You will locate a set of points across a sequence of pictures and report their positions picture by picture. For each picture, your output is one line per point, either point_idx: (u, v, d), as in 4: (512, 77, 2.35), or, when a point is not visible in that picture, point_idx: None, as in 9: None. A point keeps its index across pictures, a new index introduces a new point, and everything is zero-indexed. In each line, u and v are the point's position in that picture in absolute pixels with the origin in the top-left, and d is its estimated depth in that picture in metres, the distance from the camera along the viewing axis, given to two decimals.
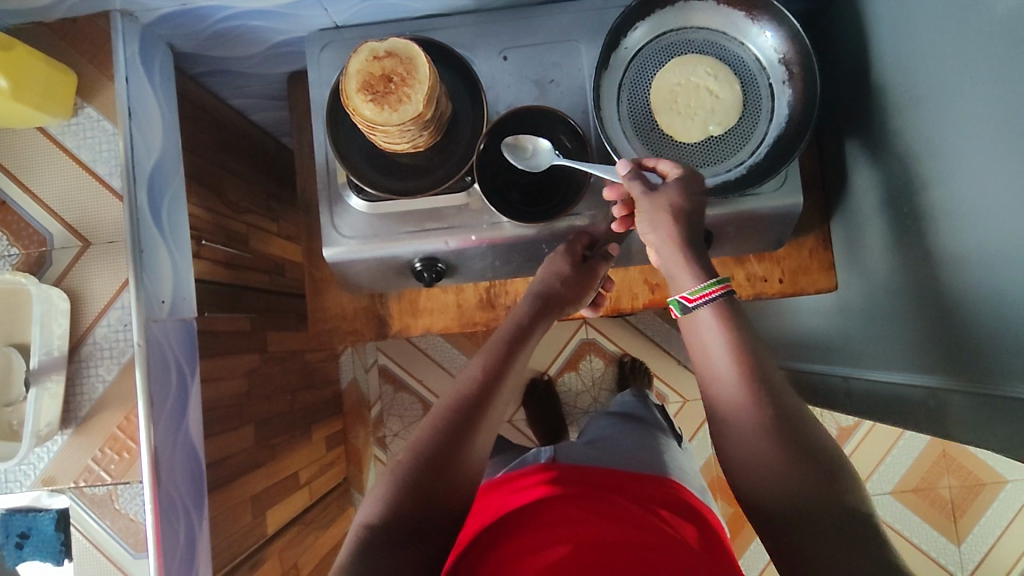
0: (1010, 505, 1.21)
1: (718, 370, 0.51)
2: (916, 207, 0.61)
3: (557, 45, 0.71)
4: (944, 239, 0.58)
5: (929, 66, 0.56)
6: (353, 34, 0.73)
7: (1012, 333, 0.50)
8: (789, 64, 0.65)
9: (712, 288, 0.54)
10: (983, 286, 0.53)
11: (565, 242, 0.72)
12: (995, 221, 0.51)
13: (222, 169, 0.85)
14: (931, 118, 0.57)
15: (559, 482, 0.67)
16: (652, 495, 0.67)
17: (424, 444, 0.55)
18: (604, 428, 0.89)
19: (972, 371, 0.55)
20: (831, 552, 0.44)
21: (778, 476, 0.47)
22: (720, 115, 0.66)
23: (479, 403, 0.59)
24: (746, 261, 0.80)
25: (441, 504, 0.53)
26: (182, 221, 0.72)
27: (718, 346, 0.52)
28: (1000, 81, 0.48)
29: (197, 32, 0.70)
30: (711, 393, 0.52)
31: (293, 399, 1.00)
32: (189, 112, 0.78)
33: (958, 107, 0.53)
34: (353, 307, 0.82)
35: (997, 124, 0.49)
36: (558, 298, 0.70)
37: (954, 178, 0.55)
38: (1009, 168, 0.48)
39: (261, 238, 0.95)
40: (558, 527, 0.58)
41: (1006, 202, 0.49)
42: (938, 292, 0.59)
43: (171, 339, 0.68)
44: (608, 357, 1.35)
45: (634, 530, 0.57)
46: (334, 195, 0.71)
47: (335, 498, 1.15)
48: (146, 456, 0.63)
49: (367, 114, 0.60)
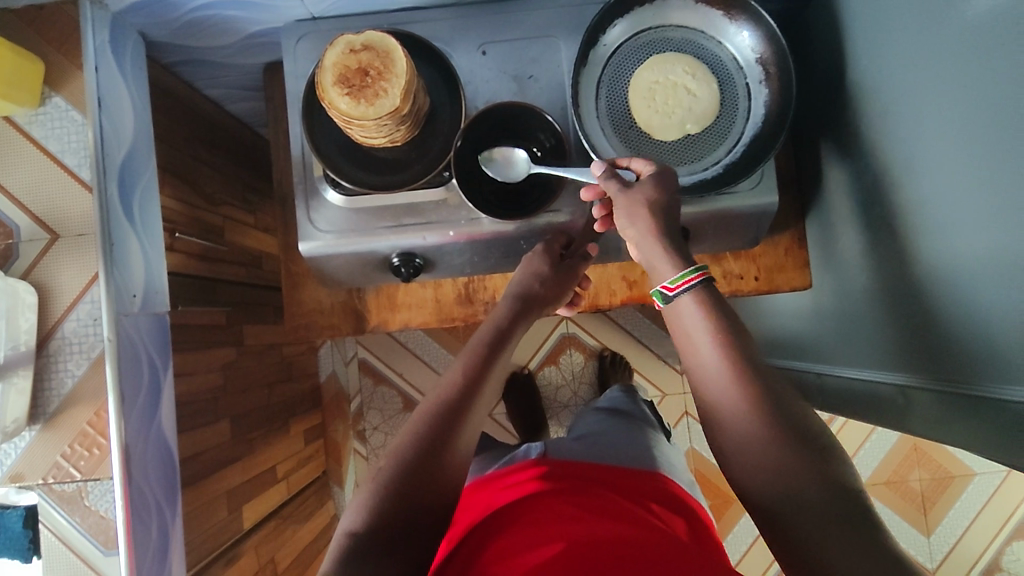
0: (978, 497, 1.24)
1: (703, 356, 0.51)
2: (888, 208, 0.62)
3: (536, 41, 0.70)
4: (916, 240, 0.58)
5: (904, 68, 0.56)
6: (329, 26, 0.72)
7: (975, 333, 0.51)
8: (766, 63, 0.65)
9: (692, 275, 0.53)
10: (952, 286, 0.53)
11: (543, 241, 0.72)
12: (967, 221, 0.51)
13: (197, 160, 0.84)
14: (904, 118, 0.57)
15: (548, 477, 0.68)
16: (637, 490, 0.68)
17: (408, 449, 0.55)
18: (593, 424, 0.89)
19: (936, 368, 0.56)
20: (828, 537, 0.43)
21: (768, 460, 0.47)
22: (698, 113, 0.66)
23: (463, 407, 0.59)
24: (722, 259, 0.81)
25: (423, 505, 0.53)
26: (155, 215, 0.71)
27: (702, 333, 0.52)
28: (972, 84, 0.48)
29: (171, 20, 0.69)
30: (696, 378, 0.52)
31: (271, 393, 0.99)
32: (162, 101, 0.76)
33: (930, 109, 0.54)
34: (330, 301, 0.81)
35: (971, 126, 0.49)
36: (537, 297, 0.70)
37: (928, 178, 0.55)
38: (982, 170, 0.48)
39: (237, 230, 0.94)
40: (547, 523, 0.58)
41: (979, 203, 0.49)
42: (909, 293, 0.60)
43: (143, 333, 0.66)
44: (588, 351, 1.35)
45: (625, 525, 0.57)
46: (310, 189, 0.70)
47: (313, 492, 1.15)
48: (117, 451, 0.61)
49: (343, 107, 0.60)
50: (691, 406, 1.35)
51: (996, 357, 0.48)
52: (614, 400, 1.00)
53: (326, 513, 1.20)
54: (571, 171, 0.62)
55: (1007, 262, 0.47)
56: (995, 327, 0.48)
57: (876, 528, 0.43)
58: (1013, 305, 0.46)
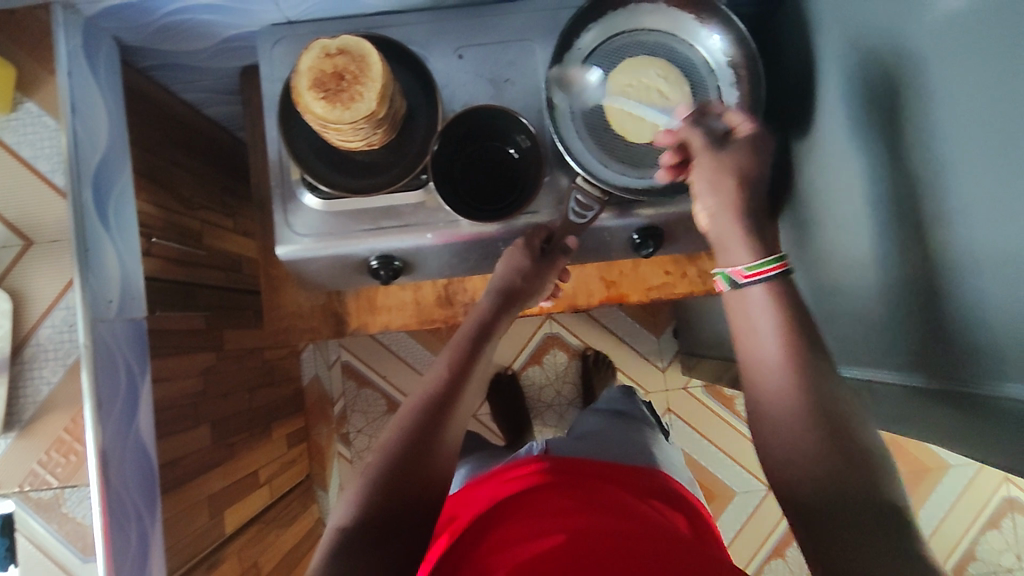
0: (953, 488, 1.27)
1: (760, 342, 0.53)
2: (850, 206, 0.63)
3: (511, 45, 0.71)
4: (879, 236, 0.58)
5: (868, 67, 0.57)
6: (305, 30, 0.72)
7: (952, 328, 0.50)
8: (736, 66, 0.67)
9: (767, 266, 0.55)
10: (909, 283, 0.55)
11: (522, 236, 0.70)
12: (936, 215, 0.50)
13: (174, 164, 0.84)
14: (864, 116, 0.58)
15: (550, 472, 0.68)
16: (640, 489, 0.68)
17: (395, 446, 0.56)
18: (592, 423, 0.91)
19: (915, 364, 0.55)
20: (848, 532, 0.43)
21: (794, 440, 0.49)
22: (670, 116, 0.67)
23: (448, 404, 0.60)
24: (698, 259, 0.81)
25: (410, 498, 0.53)
26: (130, 220, 0.71)
27: (766, 322, 0.54)
28: (936, 79, 0.49)
29: (145, 25, 0.69)
30: (749, 366, 0.54)
31: (252, 397, 0.99)
32: (137, 105, 0.76)
33: (894, 105, 0.54)
34: (310, 305, 0.81)
35: (940, 118, 0.49)
36: (519, 291, 0.70)
37: (886, 177, 0.56)
38: (952, 162, 0.48)
39: (216, 234, 0.93)
40: (551, 520, 0.58)
41: (947, 195, 0.49)
42: (880, 290, 0.60)
43: (120, 340, 0.66)
44: (572, 350, 1.36)
45: (627, 522, 0.58)
46: (288, 193, 0.70)
47: (298, 496, 1.15)
48: (94, 457, 0.61)
49: (318, 111, 0.60)
50: (674, 403, 1.36)
51: (982, 349, 0.47)
52: (614, 398, 1.00)
53: (312, 516, 1.20)
54: (651, 111, 0.67)
55: (982, 255, 0.46)
56: (964, 321, 0.48)
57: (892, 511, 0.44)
58: (995, 297, 0.45)
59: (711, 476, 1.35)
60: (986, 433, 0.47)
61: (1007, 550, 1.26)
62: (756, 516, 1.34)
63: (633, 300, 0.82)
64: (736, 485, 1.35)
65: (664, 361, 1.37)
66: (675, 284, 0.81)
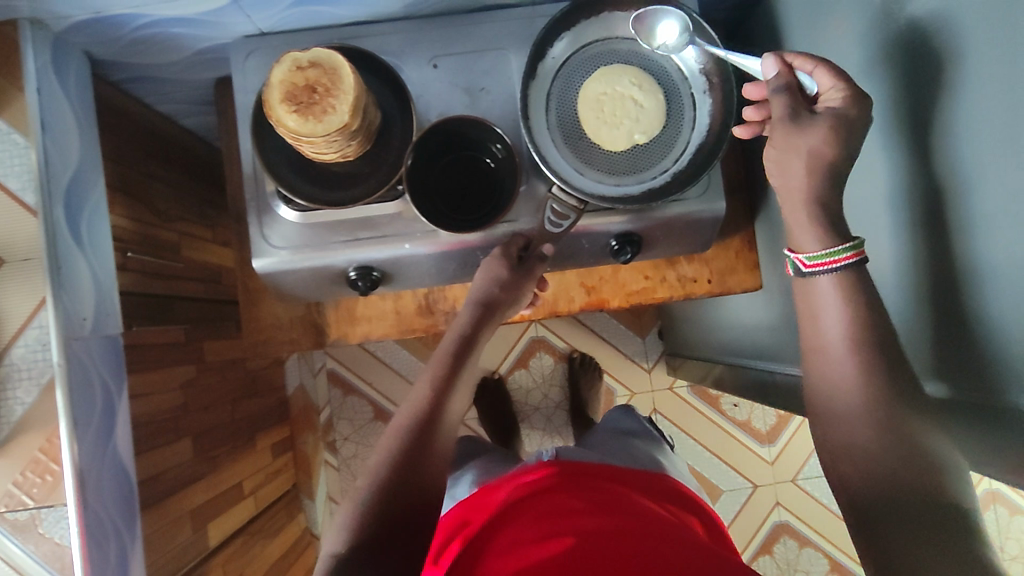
0: None
1: (826, 333, 0.54)
2: (864, 208, 0.61)
3: (486, 53, 0.71)
4: (897, 242, 0.56)
5: (870, 71, 0.57)
6: (278, 41, 0.72)
7: (960, 333, 0.50)
8: (709, 74, 0.67)
9: (839, 256, 0.53)
10: (921, 287, 0.54)
11: (501, 245, 0.70)
12: (974, 220, 0.46)
13: (149, 176, 0.83)
14: (886, 118, 0.55)
15: (568, 477, 0.73)
16: (647, 493, 0.74)
17: (384, 474, 0.55)
18: (603, 441, 0.96)
19: (950, 376, 0.52)
20: (906, 532, 0.45)
21: (855, 436, 0.50)
22: (645, 124, 0.67)
23: (433, 428, 0.60)
24: (676, 263, 0.81)
25: (409, 508, 0.54)
26: (103, 235, 0.70)
27: (831, 314, 0.54)
28: (965, 80, 0.45)
29: (115, 39, 0.68)
30: (815, 353, 0.54)
31: (235, 408, 0.99)
32: (110, 118, 0.76)
33: (915, 106, 0.51)
34: (289, 316, 0.81)
35: (971, 120, 0.45)
36: (498, 303, 0.70)
37: (889, 178, 0.56)
38: (987, 166, 0.44)
39: (194, 246, 0.93)
40: (558, 515, 0.64)
41: (974, 205, 0.46)
42: (900, 297, 0.58)
43: (95, 358, 0.65)
44: (558, 354, 1.37)
45: (648, 526, 0.62)
46: (262, 205, 0.70)
47: (284, 505, 1.14)
48: (71, 477, 0.61)
49: (291, 125, 0.60)
50: (661, 403, 1.37)
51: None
52: (616, 418, 1.04)
53: (299, 525, 1.19)
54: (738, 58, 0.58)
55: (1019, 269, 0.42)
56: (995, 333, 0.46)
57: (945, 510, 0.45)
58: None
59: (698, 475, 1.36)
60: (1001, 443, 0.46)
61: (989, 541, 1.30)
62: (743, 513, 1.35)
63: (613, 305, 0.82)
64: (723, 484, 1.36)
65: (650, 362, 1.38)
66: (655, 289, 0.81)
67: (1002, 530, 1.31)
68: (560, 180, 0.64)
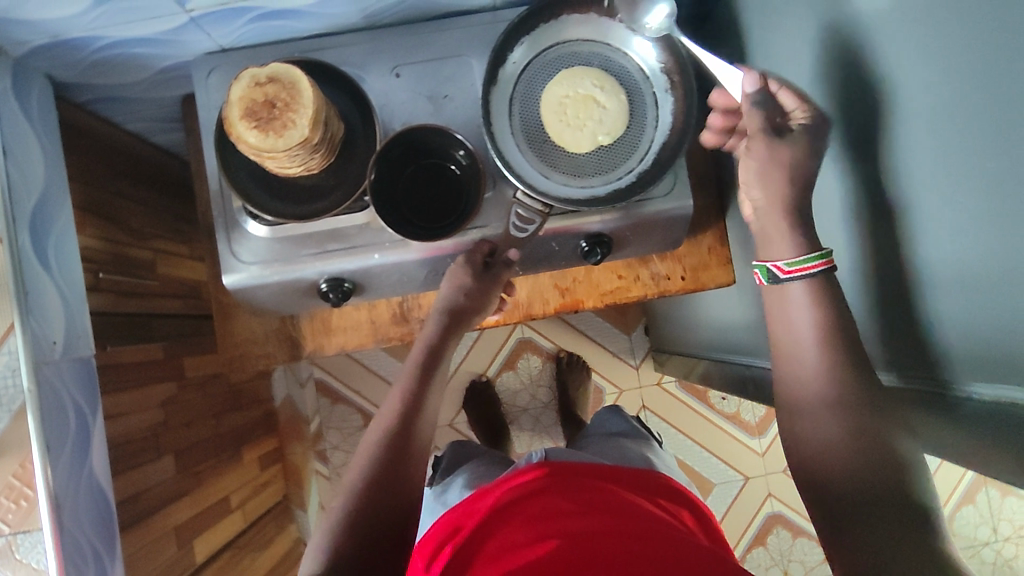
0: None
1: (791, 333, 0.54)
2: (826, 200, 0.61)
3: (448, 61, 0.71)
4: (856, 235, 0.57)
5: (823, 64, 0.57)
6: (240, 57, 0.72)
7: (918, 330, 0.50)
8: (669, 72, 0.68)
9: (813, 261, 0.54)
10: (878, 280, 0.55)
11: (464, 254, 0.70)
12: (924, 214, 0.47)
13: (119, 195, 0.83)
14: (841, 112, 0.56)
15: (554, 477, 0.73)
16: (634, 489, 0.75)
17: (358, 490, 0.55)
18: (597, 444, 0.95)
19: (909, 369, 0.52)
20: (878, 519, 0.45)
21: (823, 428, 0.50)
22: (608, 125, 0.68)
23: (405, 442, 0.60)
24: (649, 261, 0.81)
25: (388, 516, 0.54)
26: (71, 258, 0.70)
27: (795, 310, 0.54)
28: (914, 72, 0.45)
29: (76, 62, 0.68)
30: (785, 349, 0.55)
31: (218, 422, 0.99)
32: (76, 140, 0.76)
33: (866, 99, 0.51)
34: (264, 330, 0.80)
35: (915, 115, 0.45)
36: (464, 311, 0.71)
37: (845, 172, 0.56)
38: (933, 161, 0.44)
39: (169, 262, 0.94)
40: (541, 518, 0.64)
41: (922, 200, 0.47)
42: (863, 289, 0.58)
43: (68, 382, 0.65)
44: (544, 354, 1.37)
45: (629, 523, 0.62)
46: (230, 221, 0.70)
47: (273, 518, 1.14)
48: (46, 500, 0.60)
49: (251, 140, 0.60)
50: (648, 399, 1.37)
51: (985, 355, 0.43)
52: (607, 418, 1.04)
53: (290, 536, 1.19)
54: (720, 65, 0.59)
55: (972, 262, 0.43)
56: (955, 324, 0.45)
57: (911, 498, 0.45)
58: (991, 308, 0.42)
59: (688, 470, 1.36)
60: (961, 434, 0.46)
61: (982, 523, 1.30)
62: (735, 506, 1.35)
63: (588, 306, 0.82)
64: (714, 477, 1.36)
65: (636, 358, 1.38)
66: (628, 288, 0.82)
67: (994, 512, 1.31)
68: (523, 185, 0.64)
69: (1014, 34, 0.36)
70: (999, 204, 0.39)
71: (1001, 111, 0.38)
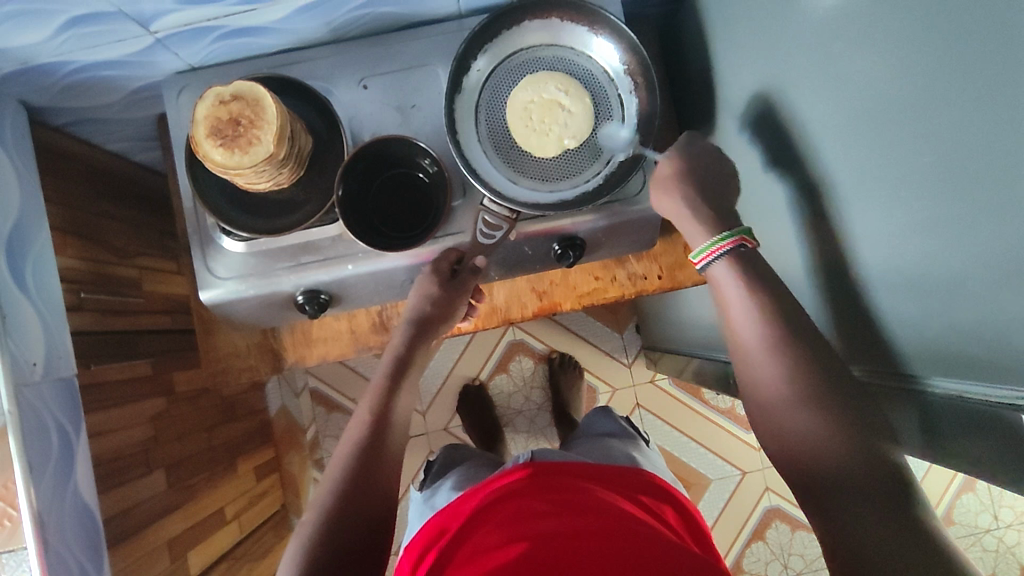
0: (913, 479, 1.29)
1: (744, 331, 0.56)
2: (790, 196, 0.61)
3: (415, 70, 0.72)
4: (820, 229, 0.57)
5: (782, 60, 0.57)
6: (210, 75, 0.73)
7: (886, 324, 0.50)
8: (634, 74, 0.68)
9: (713, 247, 0.60)
10: (845, 274, 0.55)
11: (431, 262, 0.71)
12: (883, 214, 0.47)
13: (101, 215, 0.84)
14: (802, 107, 0.56)
15: (542, 477, 0.73)
16: (618, 489, 0.74)
17: (331, 502, 0.56)
18: (585, 444, 0.96)
19: (878, 365, 0.53)
20: (850, 509, 0.45)
21: (792, 419, 0.51)
22: (574, 129, 0.67)
23: (381, 452, 0.61)
24: (625, 261, 0.81)
25: (365, 519, 0.56)
26: (50, 280, 0.72)
27: (741, 306, 0.57)
28: (874, 63, 0.45)
29: (48, 86, 0.69)
30: (741, 350, 0.57)
31: (211, 434, 1.00)
32: (54, 163, 0.77)
33: (827, 94, 0.51)
34: (246, 343, 0.81)
35: (875, 115, 0.46)
36: (433, 318, 0.72)
37: (810, 166, 0.56)
38: (890, 160, 0.45)
39: (155, 279, 0.95)
40: (518, 519, 0.64)
41: (883, 194, 0.47)
42: (829, 283, 0.58)
43: (49, 402, 0.67)
44: (537, 356, 1.37)
45: (613, 522, 0.62)
46: (205, 238, 0.71)
47: (271, 527, 1.15)
48: (31, 519, 0.62)
49: (217, 158, 0.61)
50: (643, 397, 1.37)
51: (943, 351, 0.45)
52: (596, 419, 1.04)
53: None
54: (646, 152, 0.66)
55: (935, 260, 0.43)
56: (923, 317, 0.46)
57: (879, 493, 0.45)
58: (948, 307, 0.43)
59: (684, 466, 1.36)
60: (932, 428, 0.47)
61: (982, 511, 1.30)
62: (733, 501, 1.35)
63: (566, 308, 0.83)
64: (710, 473, 1.35)
65: (629, 357, 1.38)
66: (605, 289, 0.82)
67: (995, 500, 1.30)
68: (490, 194, 0.65)
69: (966, 37, 0.36)
70: (950, 204, 0.40)
71: (952, 115, 0.38)
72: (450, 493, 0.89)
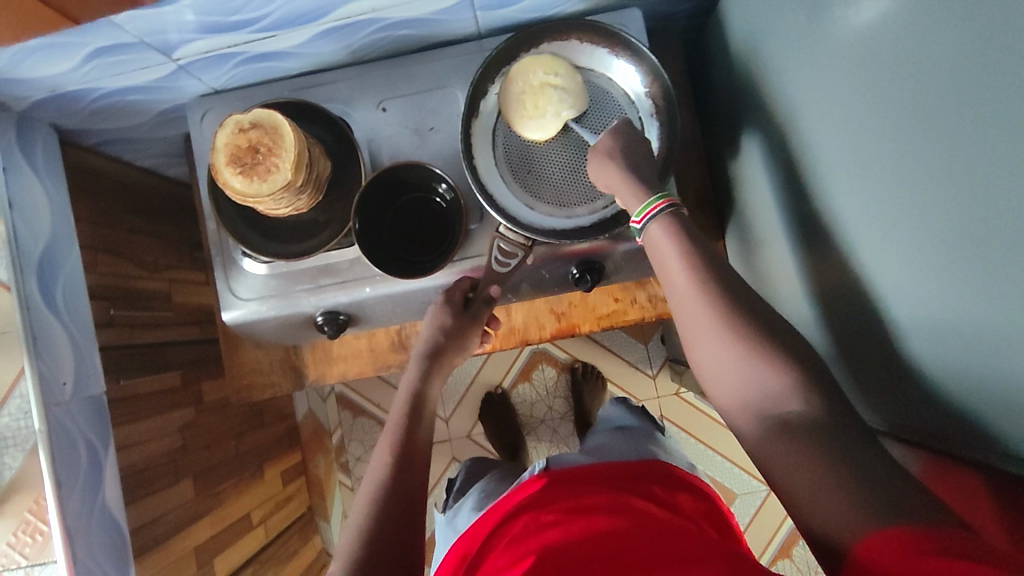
0: None
1: (674, 279, 0.55)
2: (815, 227, 0.59)
3: (433, 93, 0.71)
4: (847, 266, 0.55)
5: (807, 87, 0.55)
6: (232, 97, 0.74)
7: (916, 375, 0.48)
8: (655, 96, 0.67)
9: (650, 207, 0.58)
10: (871, 314, 0.52)
11: (446, 290, 0.71)
12: (909, 260, 0.45)
13: (133, 231, 0.87)
14: (827, 139, 0.54)
15: (556, 485, 0.72)
16: (633, 485, 0.71)
17: (356, 541, 0.56)
18: (604, 437, 0.94)
19: (913, 413, 0.51)
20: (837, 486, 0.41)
21: (769, 399, 0.48)
22: (570, 100, 0.65)
23: (397, 484, 0.61)
24: (646, 284, 0.80)
25: (393, 552, 0.55)
26: (80, 300, 0.74)
27: (676, 261, 0.55)
28: (901, 101, 0.43)
29: (77, 111, 0.71)
30: (679, 304, 0.54)
31: (240, 441, 1.02)
32: (85, 182, 0.79)
33: (854, 129, 0.49)
34: (269, 359, 0.83)
35: (900, 155, 0.44)
36: (444, 347, 0.72)
37: (835, 202, 0.54)
38: (914, 205, 0.43)
39: (183, 291, 0.97)
40: (530, 536, 0.63)
41: (909, 240, 0.45)
42: (856, 321, 0.55)
43: (79, 419, 0.69)
44: (560, 365, 1.36)
45: (628, 525, 0.61)
46: (228, 260, 0.72)
47: (297, 530, 1.17)
48: (58, 533, 0.65)
49: (237, 186, 0.61)
50: (668, 409, 1.35)
51: (978, 409, 0.42)
52: (615, 413, 1.01)
53: (314, 547, 1.23)
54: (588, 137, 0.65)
55: (966, 317, 0.41)
56: (956, 374, 0.43)
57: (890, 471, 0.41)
58: (983, 369, 0.41)
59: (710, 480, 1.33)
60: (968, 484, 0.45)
61: None
62: (760, 516, 1.32)
63: (585, 329, 0.82)
64: (737, 487, 1.33)
65: (653, 368, 1.36)
66: (625, 311, 0.81)
67: None
68: (505, 221, 0.64)
69: (999, 88, 0.34)
70: (975, 257, 0.38)
71: (981, 168, 0.36)
72: (471, 511, 0.89)
